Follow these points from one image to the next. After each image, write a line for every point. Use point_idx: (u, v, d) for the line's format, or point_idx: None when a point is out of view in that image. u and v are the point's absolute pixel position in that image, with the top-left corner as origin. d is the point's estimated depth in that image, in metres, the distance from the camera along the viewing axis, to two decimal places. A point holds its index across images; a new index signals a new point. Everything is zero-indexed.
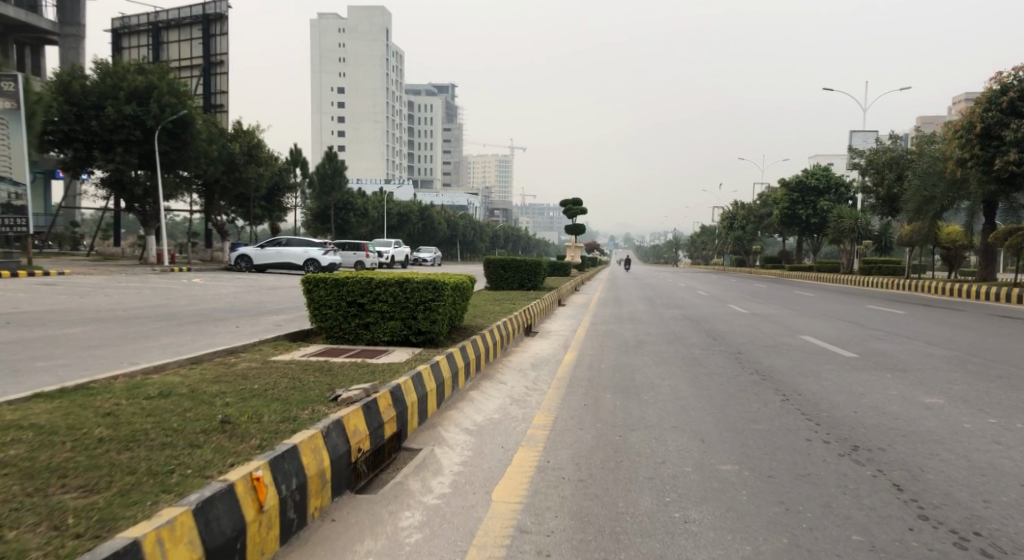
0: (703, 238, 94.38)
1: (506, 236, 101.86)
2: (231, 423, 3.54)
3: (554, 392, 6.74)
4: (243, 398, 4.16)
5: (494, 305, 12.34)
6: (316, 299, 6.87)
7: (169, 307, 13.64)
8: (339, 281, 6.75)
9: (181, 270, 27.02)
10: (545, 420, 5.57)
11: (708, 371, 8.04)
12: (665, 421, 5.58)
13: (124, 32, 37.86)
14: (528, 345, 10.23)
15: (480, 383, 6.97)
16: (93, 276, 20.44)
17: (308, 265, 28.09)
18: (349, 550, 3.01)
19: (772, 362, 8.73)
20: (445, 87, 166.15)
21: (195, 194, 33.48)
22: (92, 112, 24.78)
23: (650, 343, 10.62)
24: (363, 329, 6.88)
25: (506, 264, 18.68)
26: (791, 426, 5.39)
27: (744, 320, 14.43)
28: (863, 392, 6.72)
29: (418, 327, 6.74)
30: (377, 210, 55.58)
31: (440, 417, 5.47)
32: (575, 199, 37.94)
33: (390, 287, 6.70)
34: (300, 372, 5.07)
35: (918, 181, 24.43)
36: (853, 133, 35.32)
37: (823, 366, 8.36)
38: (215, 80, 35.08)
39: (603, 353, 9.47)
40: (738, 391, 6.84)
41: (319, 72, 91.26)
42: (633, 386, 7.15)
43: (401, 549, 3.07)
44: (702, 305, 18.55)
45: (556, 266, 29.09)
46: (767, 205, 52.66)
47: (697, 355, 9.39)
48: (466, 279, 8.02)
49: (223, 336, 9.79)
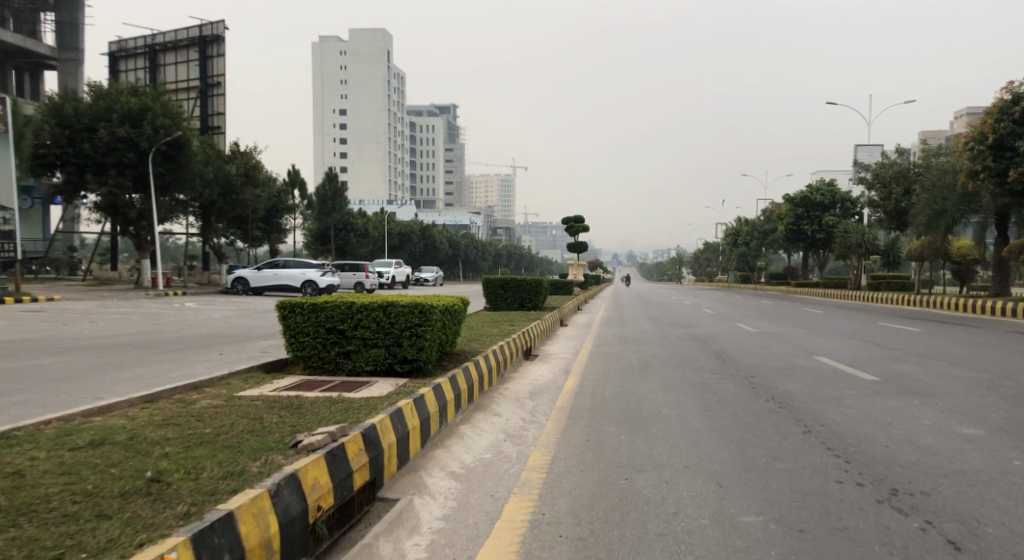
0: (708, 255, 93.80)
1: (509, 255, 101.46)
2: (160, 482, 2.96)
3: (553, 425, 6.14)
4: (185, 447, 3.57)
5: (491, 328, 11.76)
6: (293, 326, 6.31)
7: (153, 333, 13.10)
8: (317, 306, 6.20)
9: (176, 294, 26.57)
10: (541, 460, 4.98)
11: (720, 398, 7.43)
12: (677, 460, 4.98)
13: (121, 55, 37.93)
14: (527, 370, 9.62)
15: (472, 416, 6.38)
16: (83, 302, 19.95)
17: (307, 287, 27.59)
18: None
19: (787, 387, 8.11)
20: (446, 108, 167.28)
21: (192, 216, 33.16)
22: (85, 135, 24.55)
23: (656, 366, 10.02)
24: (344, 359, 6.31)
25: (506, 283, 18.14)
26: (819, 466, 4.78)
27: (754, 340, 13.78)
28: (891, 421, 6.11)
29: (403, 356, 6.19)
30: (378, 230, 55.28)
31: (423, 459, 4.87)
32: (576, 216, 37.47)
33: (373, 312, 6.15)
34: (263, 412, 4.49)
35: (927, 194, 23.91)
36: (858, 147, 34.94)
37: (843, 392, 7.74)
38: (212, 102, 34.92)
39: (607, 379, 8.84)
40: (754, 422, 6.24)
41: (320, 94, 91.72)
42: (640, 417, 6.54)
43: None
44: (709, 325, 17.91)
45: (559, 284, 28.55)
46: (771, 221, 52.19)
47: (707, 380, 8.77)
48: (457, 301, 7.48)
49: (202, 365, 9.22)
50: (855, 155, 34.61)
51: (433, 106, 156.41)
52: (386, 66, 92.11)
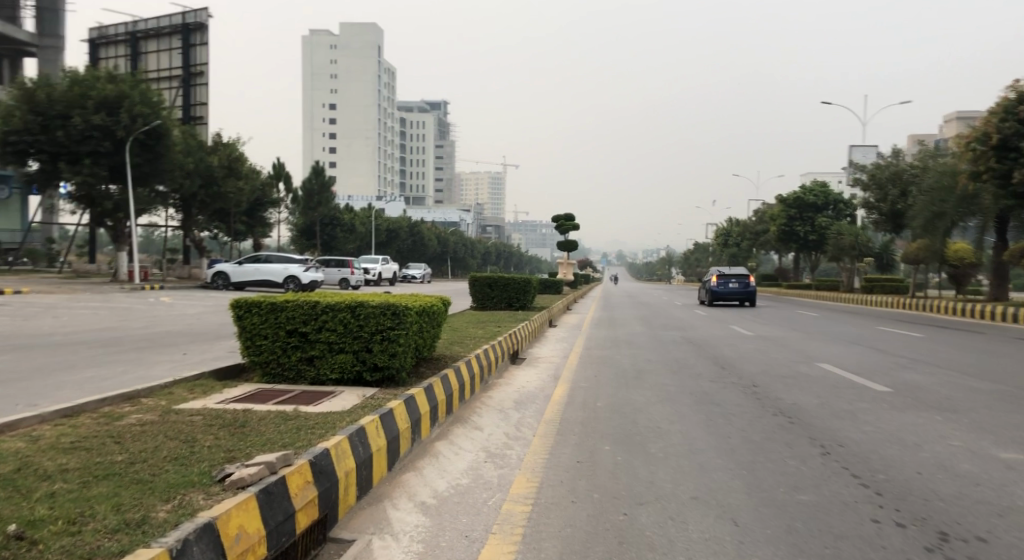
0: (698, 256, 93.66)
1: (499, 253, 100.67)
2: (23, 543, 2.21)
3: (540, 443, 5.49)
4: (80, 482, 2.78)
5: (476, 329, 11.07)
6: (249, 328, 5.58)
7: (117, 330, 12.26)
8: (276, 305, 5.51)
9: (152, 288, 25.69)
10: (526, 488, 4.32)
11: (724, 412, 6.82)
12: (683, 490, 4.33)
13: (101, 42, 36.86)
14: (514, 376, 8.94)
15: (450, 431, 5.69)
16: (51, 296, 19.01)
17: (289, 282, 26.76)
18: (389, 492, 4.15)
19: (795, 399, 7.54)
20: (437, 104, 166.33)
21: (172, 208, 32.18)
22: (58, 122, 23.60)
23: (651, 372, 9.42)
24: (306, 365, 5.61)
25: (493, 282, 17.46)
26: (849, 500, 4.14)
27: (752, 345, 13.24)
28: (916, 442, 5.55)
29: (374, 363, 5.52)
30: (365, 225, 54.45)
31: (389, 487, 4.18)
32: (567, 214, 36.89)
33: (340, 313, 5.46)
34: (197, 432, 3.75)
35: (925, 196, 23.53)
36: (854, 148, 34.60)
37: (855, 405, 7.19)
38: (195, 91, 34.03)
39: (600, 387, 8.20)
40: (763, 441, 5.64)
41: (311, 88, 90.53)
42: (637, 433, 5.89)
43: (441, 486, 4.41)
44: (702, 327, 17.36)
45: (548, 283, 27.93)
46: (763, 222, 51.91)
47: (707, 389, 8.17)
48: (437, 301, 6.80)
49: (160, 367, 8.43)
50: (849, 156, 34.33)
51: (425, 104, 155.92)
52: (378, 61, 91.13)
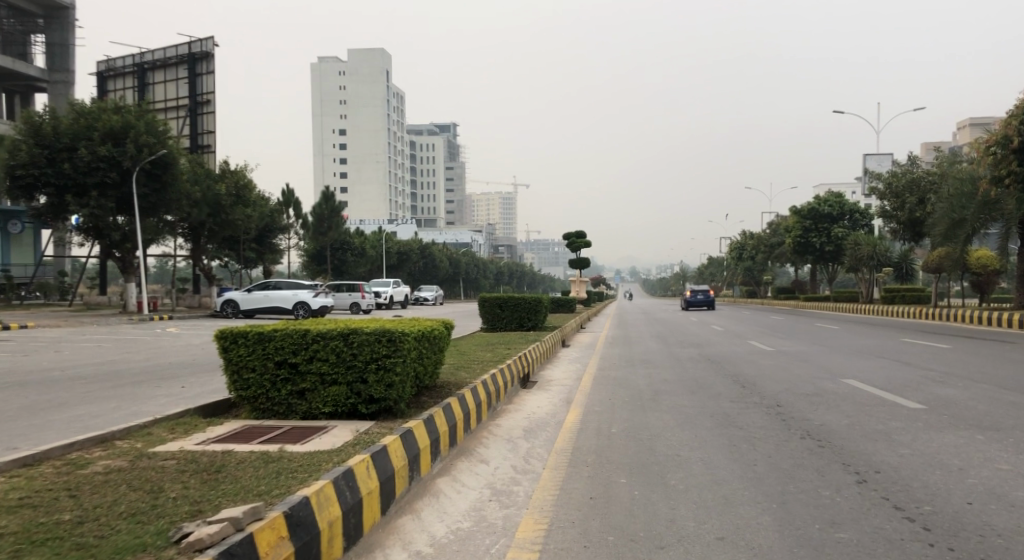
0: (713, 270, 92.82)
1: (511, 272, 100.48)
2: None
3: (551, 476, 5.06)
4: (11, 551, 2.42)
5: (484, 352, 10.67)
6: (236, 360, 5.25)
7: (117, 363, 11.98)
8: (264, 335, 5.19)
9: (161, 318, 25.62)
10: (534, 532, 3.90)
11: (747, 436, 6.36)
12: (708, 530, 3.88)
13: (110, 75, 37.39)
14: (524, 401, 8.52)
15: (453, 466, 5.29)
16: (57, 329, 18.92)
17: (298, 308, 26.63)
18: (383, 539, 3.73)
19: (823, 420, 7.05)
20: (446, 127, 167.66)
21: (182, 237, 32.27)
22: (65, 154, 23.72)
23: (668, 394, 8.96)
24: (297, 399, 5.26)
25: (503, 302, 17.08)
26: (893, 537, 3.67)
27: (772, 361, 12.73)
28: (960, 466, 5.06)
29: (369, 394, 5.18)
30: (376, 248, 54.49)
31: (383, 533, 3.78)
32: (578, 231, 36.61)
33: (333, 342, 5.13)
34: (165, 481, 3.38)
35: (945, 203, 22.95)
36: (867, 157, 34.04)
37: (888, 425, 6.69)
38: (202, 120, 34.33)
39: (614, 411, 7.76)
40: (792, 468, 5.20)
41: (320, 115, 91.51)
42: (655, 462, 5.45)
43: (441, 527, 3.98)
44: (720, 343, 16.83)
45: (560, 302, 27.52)
46: (778, 234, 51.24)
47: (728, 411, 7.70)
48: (438, 325, 6.45)
49: (154, 402, 8.09)
50: (863, 165, 33.82)
51: (435, 127, 157.29)
52: (386, 86, 92.07)
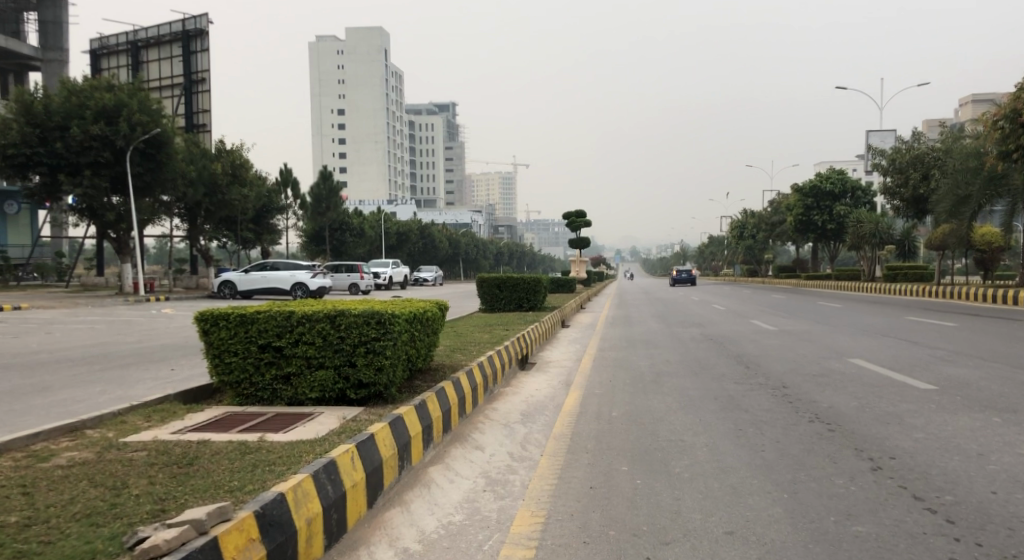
0: (713, 249, 92.38)
1: (511, 252, 100.08)
2: None
3: (548, 464, 4.82)
4: None
5: (482, 334, 10.41)
6: (217, 344, 4.97)
7: (108, 345, 11.74)
8: (246, 318, 4.92)
9: (157, 300, 25.38)
10: (530, 526, 3.66)
11: (754, 419, 6.12)
12: (715, 523, 3.64)
13: (103, 53, 36.74)
14: (522, 383, 8.28)
15: (446, 453, 5.05)
16: (51, 311, 18.64)
17: (296, 289, 26.37)
18: (369, 534, 3.48)
19: (832, 402, 6.82)
20: (446, 106, 166.10)
21: (178, 218, 31.89)
22: (57, 133, 23.26)
23: (670, 375, 8.73)
24: (282, 385, 5.00)
25: (502, 282, 16.81)
26: (915, 531, 3.43)
27: (775, 340, 12.49)
28: (980, 451, 4.81)
29: (358, 379, 4.93)
30: (375, 229, 54.12)
31: (368, 528, 3.54)
32: (578, 211, 36.23)
33: (319, 324, 4.87)
34: (131, 475, 3.12)
35: (950, 179, 22.56)
36: (870, 133, 33.55)
37: (900, 407, 6.44)
38: (198, 98, 33.82)
39: (614, 394, 7.52)
40: (802, 454, 4.97)
41: (318, 94, 90.49)
42: (659, 448, 5.21)
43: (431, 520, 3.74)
44: (722, 323, 16.59)
45: (560, 282, 27.26)
46: (779, 212, 50.82)
47: (733, 393, 7.45)
48: (431, 306, 6.19)
49: (141, 386, 7.84)
50: (866, 142, 33.32)
51: (434, 106, 155.84)
52: (385, 65, 90.92)
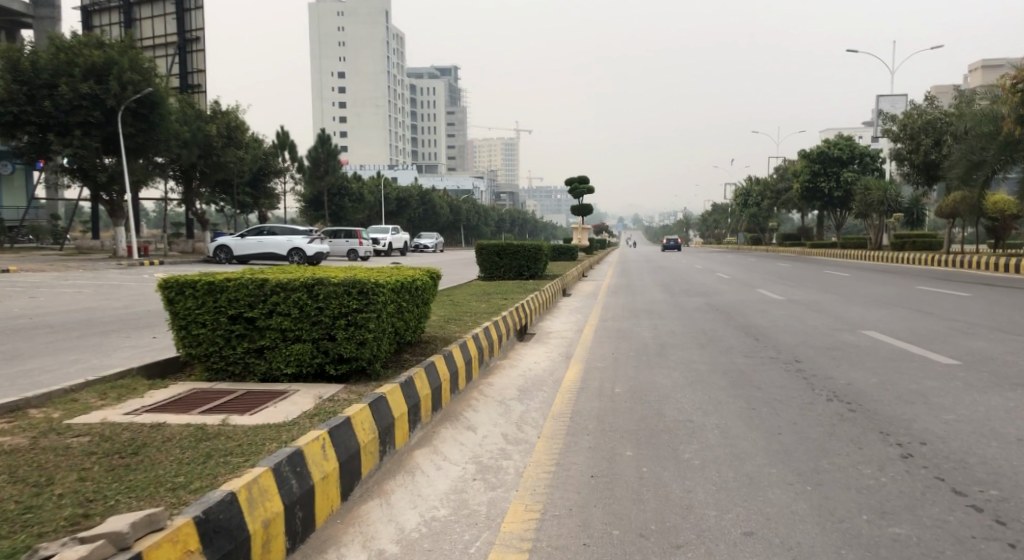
0: (716, 217, 91.36)
1: (512, 219, 99.14)
2: None
3: (545, 448, 4.41)
4: None
5: (479, 303, 9.96)
6: (183, 314, 4.49)
7: (93, 311, 11.29)
8: (215, 285, 4.45)
9: (151, 264, 24.90)
10: (522, 523, 3.25)
11: (767, 397, 5.71)
12: (731, 523, 3.22)
13: (95, 10, 35.55)
14: (519, 356, 7.86)
15: (435, 434, 4.64)
16: (41, 275, 18.17)
17: (293, 255, 26.02)
18: (340, 532, 3.06)
19: (849, 378, 6.39)
20: (448, 70, 163.19)
21: (172, 181, 31.25)
22: (45, 91, 22.50)
23: (675, 348, 8.30)
24: (255, 358, 4.54)
25: (502, 249, 16.31)
26: (961, 534, 3.01)
27: (783, 310, 12.03)
28: (1019, 437, 4.38)
29: (338, 353, 4.51)
30: (374, 194, 53.36)
31: (340, 526, 3.13)
32: (581, 176, 35.49)
33: (296, 294, 4.43)
34: (61, 467, 2.67)
35: (963, 144, 21.76)
36: (881, 98, 32.58)
37: (923, 384, 6.00)
38: (192, 58, 32.82)
39: (617, 368, 7.10)
40: (821, 437, 4.57)
41: (319, 56, 88.58)
42: (665, 431, 4.81)
43: (411, 514, 3.32)
44: (727, 292, 16.12)
45: (561, 249, 26.74)
46: (785, 179, 49.93)
47: (743, 367, 7.04)
48: (421, 275, 5.73)
49: (118, 355, 7.42)
50: (876, 107, 32.32)
51: (436, 70, 153.11)
52: (386, 26, 88.74)
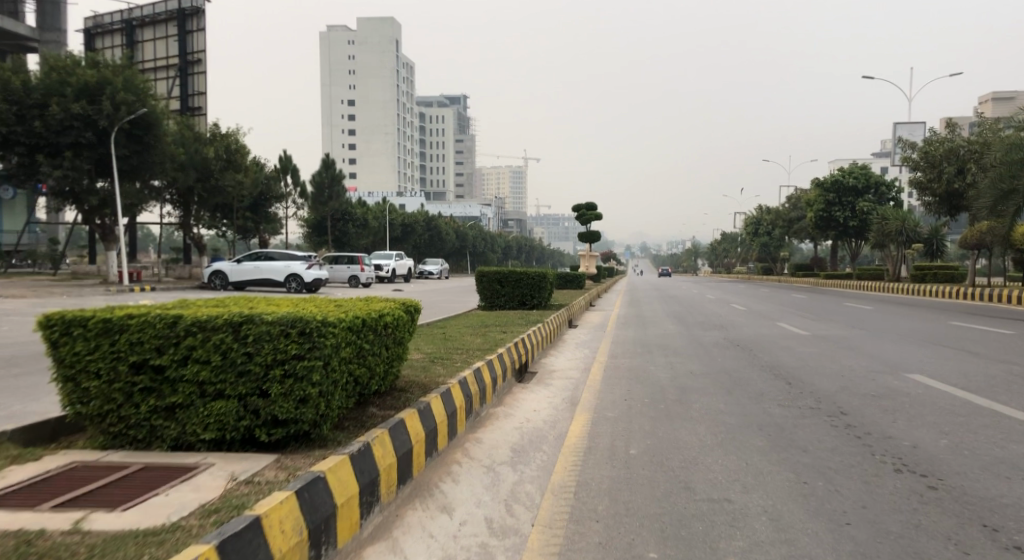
0: (725, 246, 90.11)
1: (519, 246, 98.29)
2: None
3: (540, 546, 3.32)
4: None
5: (473, 337, 8.89)
6: (71, 360, 3.47)
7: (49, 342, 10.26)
8: (114, 324, 3.43)
9: (140, 290, 24.06)
10: None
11: (817, 467, 4.58)
12: None
13: (97, 32, 35.32)
14: (517, 402, 6.78)
15: (398, 520, 3.57)
16: (17, 301, 17.24)
17: (290, 281, 25.11)
18: None
19: (913, 438, 5.25)
20: (457, 99, 164.48)
21: (169, 204, 30.58)
22: (35, 111, 21.96)
23: (697, 393, 7.17)
24: (163, 419, 3.50)
25: (504, 277, 15.27)
26: None
27: (812, 348, 10.86)
28: None
29: (272, 415, 3.48)
30: (379, 220, 52.71)
31: None
32: (588, 203, 34.67)
33: (218, 336, 3.42)
34: None
35: (993, 172, 20.55)
36: (899, 125, 31.58)
37: (1008, 450, 4.84)
38: (193, 80, 32.52)
39: (631, 420, 6.00)
40: (907, 533, 3.43)
41: (329, 85, 89.20)
42: (697, 518, 3.70)
43: None
44: (745, 325, 14.94)
45: (568, 277, 25.70)
46: (797, 208, 48.93)
47: (781, 421, 5.91)
48: (393, 309, 4.72)
49: (46, 398, 6.34)
50: (893, 135, 31.33)
51: (446, 99, 154.36)
52: (396, 56, 89.30)
